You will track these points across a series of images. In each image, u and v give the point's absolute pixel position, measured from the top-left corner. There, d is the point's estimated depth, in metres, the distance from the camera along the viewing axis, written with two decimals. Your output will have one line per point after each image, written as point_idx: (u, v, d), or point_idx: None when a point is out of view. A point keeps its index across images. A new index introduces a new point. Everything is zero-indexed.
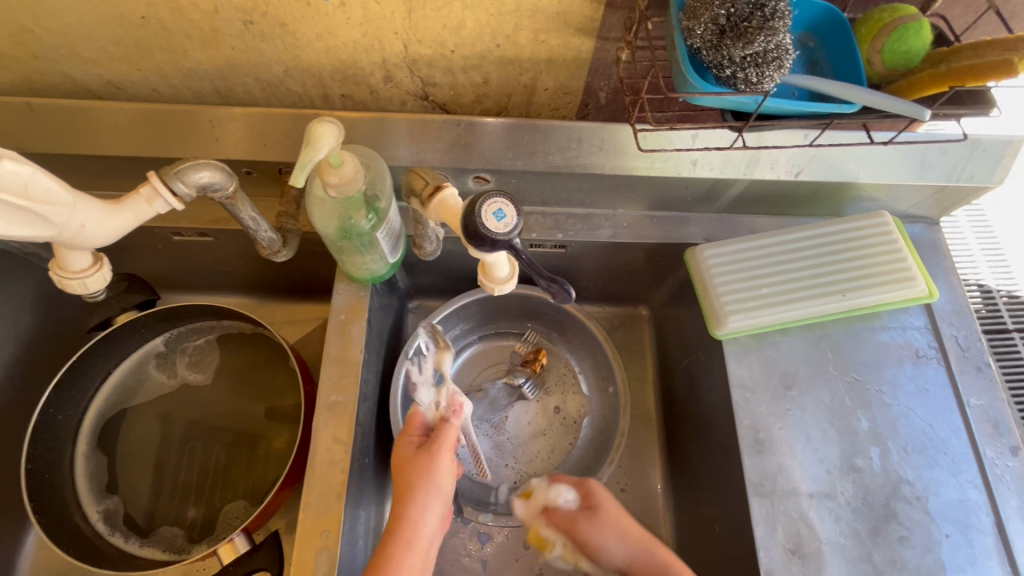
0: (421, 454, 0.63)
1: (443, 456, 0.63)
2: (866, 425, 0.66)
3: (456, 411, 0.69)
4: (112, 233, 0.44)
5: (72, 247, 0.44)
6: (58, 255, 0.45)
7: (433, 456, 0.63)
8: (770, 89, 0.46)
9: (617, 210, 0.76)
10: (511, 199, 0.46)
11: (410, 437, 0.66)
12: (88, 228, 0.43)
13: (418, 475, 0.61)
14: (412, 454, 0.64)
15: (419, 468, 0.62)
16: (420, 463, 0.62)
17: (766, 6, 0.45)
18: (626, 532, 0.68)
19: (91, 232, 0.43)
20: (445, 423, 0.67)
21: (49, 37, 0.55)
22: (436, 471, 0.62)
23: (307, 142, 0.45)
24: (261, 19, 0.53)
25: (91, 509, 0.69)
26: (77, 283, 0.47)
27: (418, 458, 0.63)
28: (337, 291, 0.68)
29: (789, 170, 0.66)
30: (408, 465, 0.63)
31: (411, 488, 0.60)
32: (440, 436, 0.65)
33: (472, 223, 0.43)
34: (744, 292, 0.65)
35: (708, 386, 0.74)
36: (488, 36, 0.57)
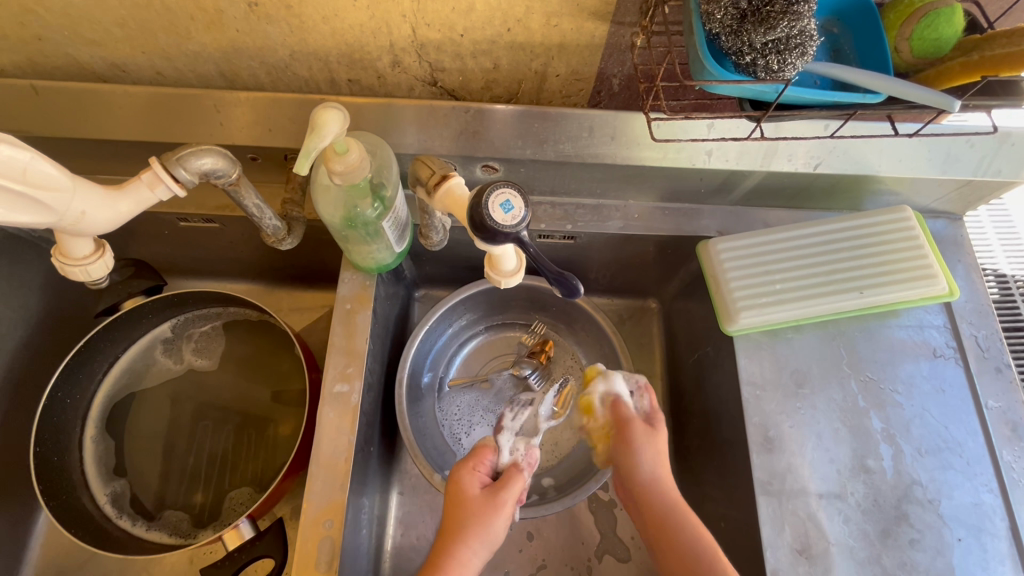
0: (482, 498, 0.63)
1: (504, 511, 0.63)
2: (879, 425, 0.64)
3: (531, 463, 0.70)
4: (115, 220, 0.43)
5: (73, 233, 0.43)
6: (60, 241, 0.44)
7: (495, 508, 0.62)
8: (793, 76, 0.44)
9: (628, 202, 0.74)
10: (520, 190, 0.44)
11: (474, 471, 0.66)
12: (88, 215, 0.42)
13: (476, 517, 0.61)
14: (475, 494, 0.63)
15: (477, 511, 0.62)
16: (481, 509, 0.62)
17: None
18: (654, 468, 0.65)
19: (91, 218, 0.42)
20: (514, 472, 0.66)
21: (51, 18, 0.54)
22: (492, 522, 0.62)
23: (310, 129, 0.44)
24: (266, 1, 0.52)
25: (99, 492, 0.69)
26: (79, 270, 0.46)
27: (478, 500, 0.63)
28: (343, 280, 0.67)
29: (807, 162, 0.64)
30: (467, 502, 0.63)
31: (464, 528, 0.61)
32: (508, 487, 0.64)
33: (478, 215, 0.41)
34: (756, 288, 0.63)
35: (717, 382, 0.72)
36: (499, 20, 0.56)
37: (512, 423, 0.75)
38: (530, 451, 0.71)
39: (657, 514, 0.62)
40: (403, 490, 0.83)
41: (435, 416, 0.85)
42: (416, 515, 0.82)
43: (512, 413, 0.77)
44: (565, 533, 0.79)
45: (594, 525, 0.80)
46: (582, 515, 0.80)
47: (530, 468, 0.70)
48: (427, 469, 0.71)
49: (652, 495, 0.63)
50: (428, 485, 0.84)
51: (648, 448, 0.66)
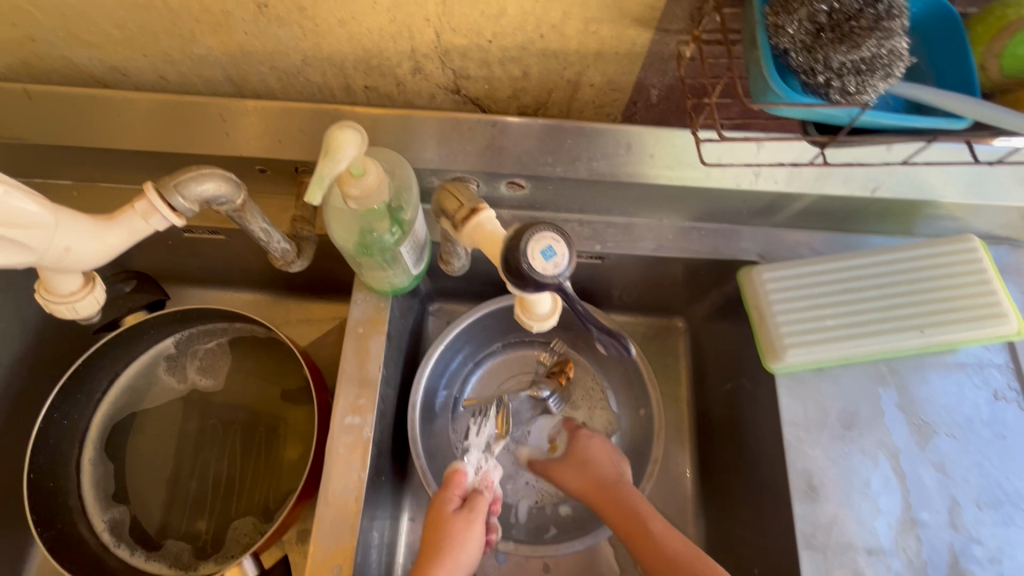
0: (456, 518, 0.61)
1: (477, 529, 0.61)
2: (933, 473, 0.59)
3: (489, 484, 0.67)
4: (102, 256, 0.39)
5: (55, 271, 0.39)
6: (43, 278, 0.40)
7: (466, 526, 0.60)
8: (872, 101, 0.38)
9: (662, 220, 0.69)
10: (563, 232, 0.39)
11: (449, 495, 0.63)
12: (72, 251, 0.38)
13: (446, 539, 0.59)
14: (449, 515, 0.61)
15: (451, 531, 0.59)
16: (455, 529, 0.60)
17: (880, 3, 0.37)
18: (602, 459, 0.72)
19: (77, 255, 0.38)
20: (481, 492, 0.64)
21: (45, 19, 0.49)
22: (467, 540, 0.60)
23: (324, 152, 0.39)
24: (276, 2, 0.47)
25: (97, 518, 0.66)
26: (65, 308, 0.42)
27: (452, 520, 0.60)
28: (355, 302, 0.63)
29: (864, 185, 0.59)
30: (442, 525, 0.60)
31: (439, 550, 0.58)
32: (479, 506, 0.62)
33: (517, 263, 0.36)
34: (803, 323, 0.58)
35: (754, 417, 0.67)
36: (531, 26, 0.50)
37: (477, 438, 0.78)
38: (488, 474, 0.69)
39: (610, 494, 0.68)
40: (415, 516, 0.79)
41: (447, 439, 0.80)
42: None
43: (477, 427, 0.79)
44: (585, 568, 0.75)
45: (615, 560, 0.75)
46: (602, 550, 0.75)
47: (490, 489, 0.67)
48: None
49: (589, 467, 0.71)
50: None
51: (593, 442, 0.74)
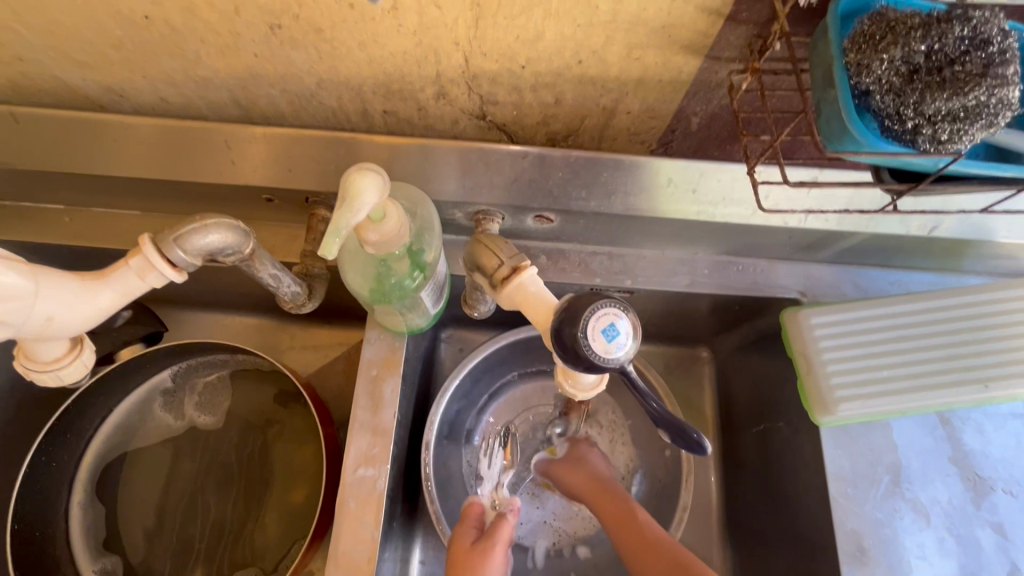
0: (475, 551, 0.55)
1: (499, 558, 0.55)
2: (989, 534, 0.55)
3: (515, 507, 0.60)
4: (90, 321, 0.35)
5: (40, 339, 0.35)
6: (26, 344, 0.37)
7: (487, 557, 0.55)
8: (963, 151, 0.34)
9: (696, 253, 0.64)
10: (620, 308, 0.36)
11: (465, 528, 0.59)
12: (57, 320, 0.34)
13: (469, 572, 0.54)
14: (468, 547, 0.56)
15: (471, 564, 0.54)
16: (475, 561, 0.55)
17: (991, 44, 0.32)
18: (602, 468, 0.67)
19: (62, 323, 0.34)
20: (502, 516, 0.59)
21: (34, 36, 0.45)
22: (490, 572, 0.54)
23: (345, 200, 0.35)
24: (291, 24, 0.43)
25: (87, 568, 0.61)
26: (51, 375, 0.38)
27: (471, 551, 0.55)
28: (368, 341, 0.58)
29: (921, 227, 0.54)
30: (462, 560, 0.55)
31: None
32: (500, 531, 0.57)
33: (574, 334, 0.34)
34: (855, 375, 0.53)
35: (793, 467, 0.63)
36: (570, 51, 0.46)
37: (488, 472, 0.71)
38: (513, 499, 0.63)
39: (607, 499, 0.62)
40: (426, 559, 0.75)
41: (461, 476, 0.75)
42: None
43: (488, 461, 0.73)
44: None
45: None
46: None
47: (516, 512, 0.60)
48: None
49: (596, 473, 0.66)
50: None
51: (591, 450, 0.69)
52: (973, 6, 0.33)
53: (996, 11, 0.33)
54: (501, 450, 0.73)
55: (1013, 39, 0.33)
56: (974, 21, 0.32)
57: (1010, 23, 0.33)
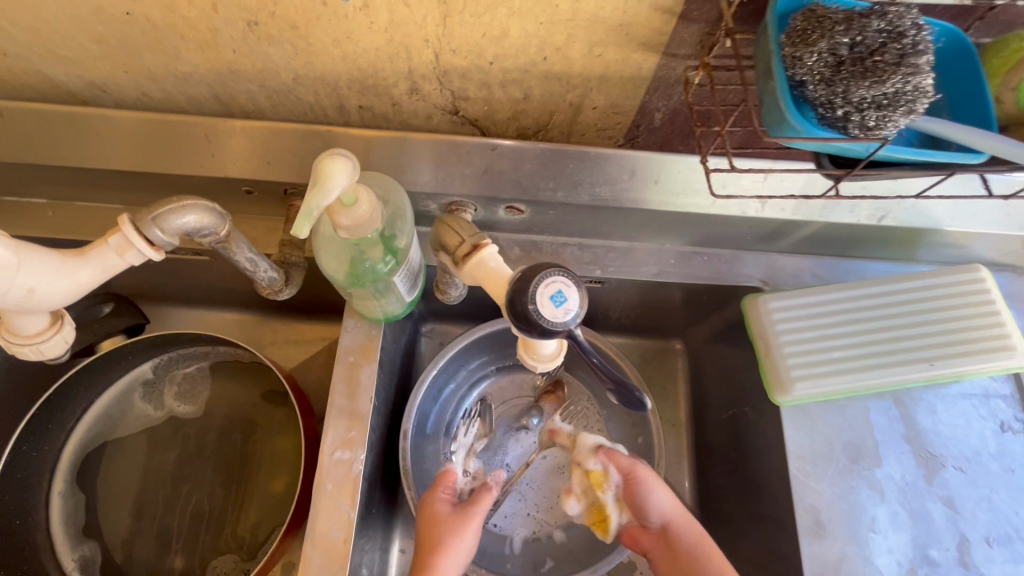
0: (449, 516, 0.59)
1: (474, 525, 0.59)
2: (942, 509, 0.57)
3: (495, 483, 0.65)
4: (68, 295, 0.36)
5: (19, 311, 0.36)
6: (5, 318, 0.38)
7: (464, 521, 0.58)
8: (890, 136, 0.37)
9: (664, 244, 0.67)
10: (573, 278, 0.38)
11: (441, 494, 0.61)
12: (37, 291, 0.35)
13: (446, 533, 0.57)
14: (445, 512, 0.59)
15: (445, 527, 0.58)
16: (449, 525, 0.58)
17: (904, 36, 0.35)
18: (682, 525, 0.62)
19: (41, 295, 0.35)
20: (484, 490, 0.62)
21: (18, 32, 0.46)
22: (464, 535, 0.58)
23: (315, 183, 0.37)
24: (268, 21, 0.45)
25: (66, 556, 0.62)
26: (31, 350, 0.40)
27: (446, 517, 0.58)
28: (346, 329, 0.60)
29: (870, 215, 0.57)
30: (435, 522, 0.58)
31: (435, 546, 0.56)
32: (479, 502, 0.60)
33: (525, 303, 0.36)
34: (811, 355, 0.56)
35: (758, 448, 0.65)
36: (535, 48, 0.48)
37: (462, 441, 0.75)
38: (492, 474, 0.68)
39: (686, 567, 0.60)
40: (406, 547, 0.76)
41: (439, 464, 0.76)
42: None
43: (465, 427, 0.76)
44: None
45: None
46: None
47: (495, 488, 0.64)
48: None
49: (671, 530, 0.62)
50: None
51: (659, 489, 0.63)
52: (890, 5, 0.37)
53: (910, 9, 0.37)
54: (476, 419, 0.77)
55: (927, 33, 0.36)
56: (891, 16, 0.36)
57: (923, 19, 0.36)
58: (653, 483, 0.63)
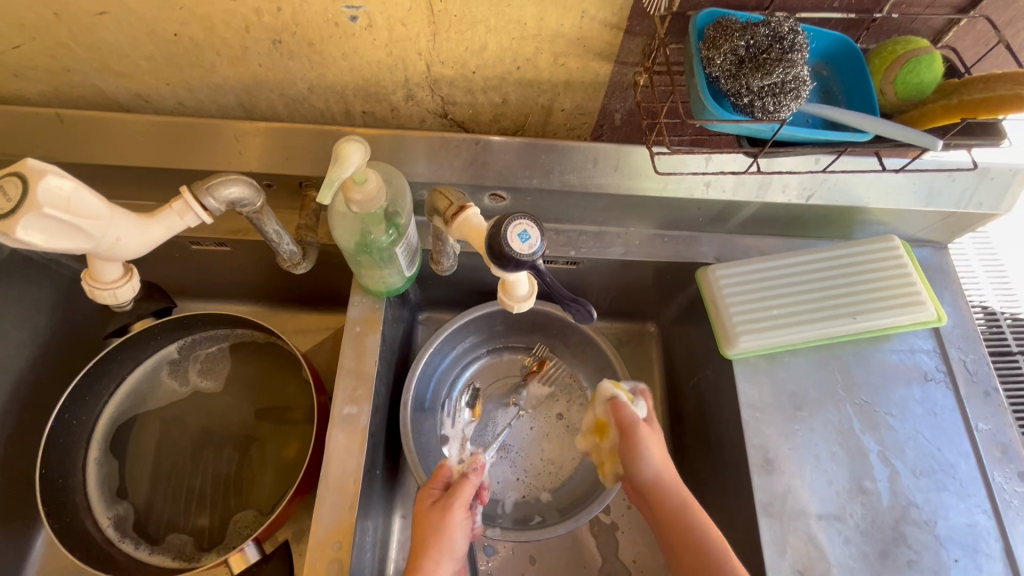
0: (433, 509, 0.62)
1: (456, 515, 0.61)
2: (874, 447, 0.66)
3: (477, 469, 0.67)
4: (143, 245, 0.48)
5: (105, 259, 0.47)
6: (91, 267, 0.49)
7: (445, 513, 0.61)
8: (788, 117, 0.47)
9: (629, 229, 0.77)
10: (534, 220, 0.50)
11: (431, 488, 0.65)
12: (121, 240, 0.46)
13: (430, 530, 0.60)
14: (428, 507, 0.63)
15: (429, 522, 0.61)
16: (434, 520, 0.61)
17: (784, 39, 0.47)
18: (671, 470, 0.64)
19: (124, 244, 0.47)
20: (464, 479, 0.65)
21: (82, 51, 0.56)
22: (446, 528, 0.60)
23: (334, 160, 0.46)
24: (290, 39, 0.55)
25: (102, 514, 0.69)
26: (108, 294, 0.51)
27: (431, 513, 0.62)
28: (352, 304, 0.69)
29: (799, 194, 0.67)
30: (422, 519, 0.62)
31: (424, 543, 0.60)
32: (460, 494, 0.63)
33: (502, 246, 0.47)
34: (754, 313, 0.69)
35: (717, 406, 0.73)
36: (509, 59, 0.59)
37: (454, 430, 0.83)
38: (477, 459, 0.68)
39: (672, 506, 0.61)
40: (407, 514, 0.80)
41: (437, 437, 0.82)
42: None
43: (450, 418, 0.84)
44: (569, 558, 0.78)
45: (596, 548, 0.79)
46: (583, 539, 0.79)
47: (478, 475, 0.66)
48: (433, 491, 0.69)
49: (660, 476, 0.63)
50: None
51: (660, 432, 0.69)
52: (772, 16, 0.48)
53: (788, 18, 0.48)
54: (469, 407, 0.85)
55: (803, 35, 0.47)
56: (773, 24, 0.47)
57: (800, 25, 0.47)
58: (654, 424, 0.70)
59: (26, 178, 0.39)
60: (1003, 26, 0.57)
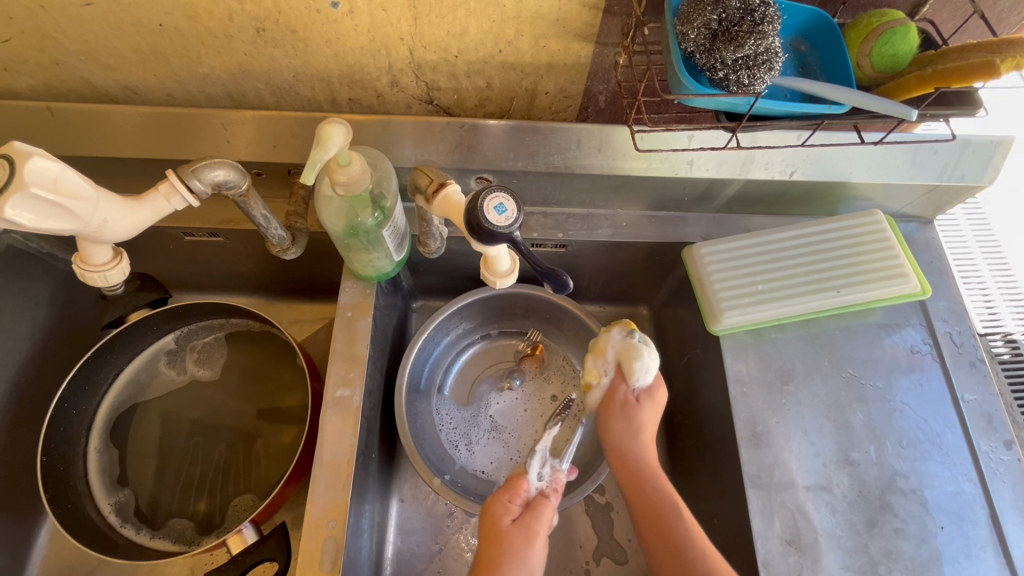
0: (514, 531, 0.57)
1: (539, 542, 0.57)
2: (861, 419, 0.66)
3: (559, 488, 0.62)
4: (131, 227, 0.50)
5: (93, 240, 0.49)
6: (82, 250, 0.51)
7: (530, 539, 0.56)
8: (762, 91, 0.49)
9: (616, 211, 0.78)
10: (512, 195, 0.51)
11: (508, 502, 0.60)
12: (109, 222, 0.48)
13: (512, 553, 0.55)
14: (508, 526, 0.57)
15: (510, 546, 0.55)
16: (515, 544, 0.56)
17: (755, 11, 0.47)
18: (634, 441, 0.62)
19: (112, 226, 0.48)
20: (543, 498, 0.60)
21: (70, 44, 0.57)
22: (527, 556, 0.55)
23: (316, 142, 0.47)
24: (273, 27, 0.56)
25: (104, 501, 0.71)
26: (98, 276, 0.53)
27: (512, 534, 0.56)
28: (343, 289, 0.70)
29: (783, 170, 0.68)
30: (500, 540, 0.56)
31: (500, 568, 0.54)
32: (541, 515, 0.58)
33: (478, 219, 0.49)
34: (738, 289, 0.70)
35: (706, 383, 0.74)
36: (490, 42, 0.59)
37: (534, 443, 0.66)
38: (558, 475, 0.63)
39: (639, 493, 0.59)
40: (403, 498, 0.81)
41: (432, 420, 0.83)
42: (418, 522, 0.79)
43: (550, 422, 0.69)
44: (562, 536, 0.79)
45: (590, 529, 0.79)
46: (578, 519, 0.80)
47: (557, 494, 0.62)
48: (427, 472, 0.69)
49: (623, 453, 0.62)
50: (428, 492, 0.82)
51: (624, 416, 0.63)
52: None
53: None
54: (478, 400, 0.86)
55: (774, 8, 0.48)
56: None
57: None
58: (622, 410, 0.63)
59: (12, 159, 0.41)
60: None
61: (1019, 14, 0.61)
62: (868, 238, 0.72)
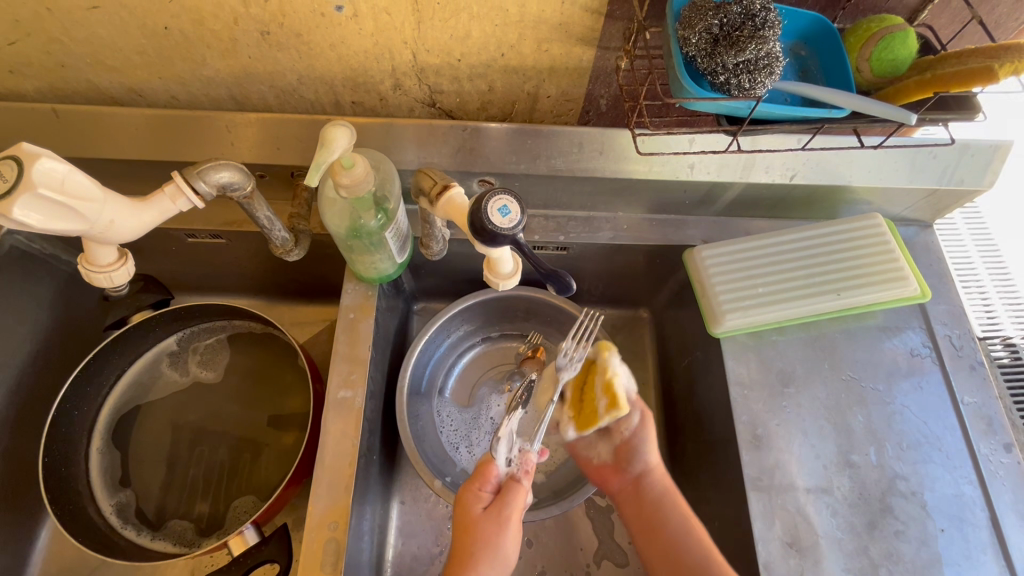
0: (484, 519, 0.58)
1: (511, 527, 0.58)
2: (862, 421, 0.67)
3: (528, 469, 0.62)
4: (137, 229, 0.50)
5: (99, 241, 0.49)
6: (88, 251, 0.52)
7: (500, 525, 0.57)
8: (763, 94, 0.49)
9: (617, 214, 0.78)
10: (515, 197, 0.52)
11: (479, 491, 0.61)
12: (116, 223, 0.48)
13: (483, 542, 0.56)
14: (479, 516, 0.58)
15: (481, 535, 0.57)
16: (487, 532, 0.57)
17: (756, 17, 0.48)
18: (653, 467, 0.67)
19: (118, 227, 0.49)
20: (513, 483, 0.61)
21: (76, 47, 0.58)
22: (498, 542, 0.57)
23: (321, 144, 0.48)
24: (278, 30, 0.56)
25: (105, 503, 0.71)
26: (103, 277, 0.53)
27: (482, 522, 0.58)
28: (346, 291, 0.70)
29: (783, 173, 0.68)
30: (470, 529, 0.58)
31: (472, 556, 0.56)
32: (511, 500, 0.59)
33: (481, 220, 0.49)
34: (738, 292, 0.71)
35: (707, 385, 0.74)
36: (492, 46, 0.60)
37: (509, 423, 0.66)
38: (526, 456, 0.63)
39: (656, 520, 0.64)
40: (404, 500, 0.81)
41: (433, 421, 0.83)
42: (419, 524, 0.79)
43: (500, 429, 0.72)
44: (563, 538, 0.79)
45: (590, 532, 0.79)
46: (579, 521, 0.80)
47: (528, 475, 0.62)
48: (428, 474, 0.69)
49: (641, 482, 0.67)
50: (429, 494, 0.82)
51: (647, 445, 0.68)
52: None
53: None
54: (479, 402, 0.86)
55: (774, 13, 0.49)
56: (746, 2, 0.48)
57: (771, 3, 0.49)
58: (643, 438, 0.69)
59: (21, 161, 0.41)
60: (977, 3, 0.59)
61: (1016, 20, 0.62)
62: (868, 242, 0.72)
